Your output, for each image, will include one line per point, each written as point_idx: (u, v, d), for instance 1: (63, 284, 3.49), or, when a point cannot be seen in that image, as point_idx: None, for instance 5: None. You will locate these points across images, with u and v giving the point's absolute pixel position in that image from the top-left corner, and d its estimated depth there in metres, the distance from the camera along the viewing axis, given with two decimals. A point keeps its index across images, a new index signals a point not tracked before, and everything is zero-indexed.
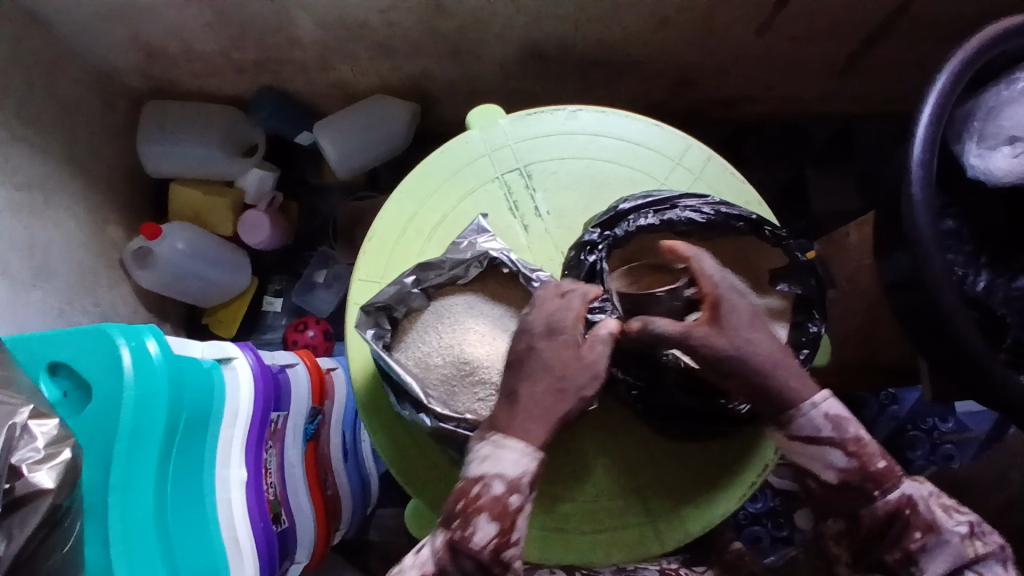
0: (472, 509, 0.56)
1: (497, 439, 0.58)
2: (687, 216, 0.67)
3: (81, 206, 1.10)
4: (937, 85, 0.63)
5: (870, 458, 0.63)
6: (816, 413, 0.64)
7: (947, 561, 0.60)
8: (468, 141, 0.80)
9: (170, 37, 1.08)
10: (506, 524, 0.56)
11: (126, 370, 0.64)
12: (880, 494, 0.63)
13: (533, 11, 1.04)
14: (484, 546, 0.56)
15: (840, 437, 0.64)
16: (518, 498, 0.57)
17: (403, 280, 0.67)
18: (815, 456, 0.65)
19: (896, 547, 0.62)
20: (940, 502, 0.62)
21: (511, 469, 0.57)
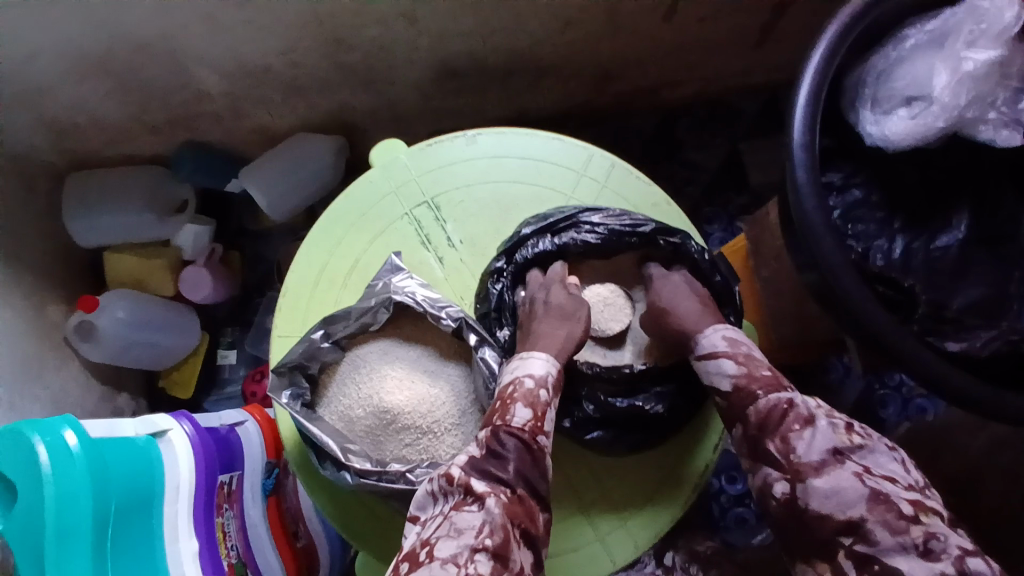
0: (509, 399, 0.60)
1: (526, 352, 0.64)
2: (582, 238, 0.69)
3: (17, 292, 1.08)
4: (813, 61, 0.66)
5: (757, 367, 0.66)
6: (714, 334, 0.68)
7: (825, 449, 0.59)
8: (370, 181, 0.79)
9: (75, 112, 1.06)
10: (540, 412, 0.60)
11: (45, 467, 0.62)
12: (762, 393, 0.64)
13: (434, 31, 1.02)
14: (524, 426, 0.58)
15: (734, 351, 0.67)
16: (548, 392, 0.61)
17: (311, 336, 0.66)
18: (714, 372, 0.67)
19: (775, 435, 0.61)
20: (819, 406, 0.63)
21: (538, 369, 0.62)
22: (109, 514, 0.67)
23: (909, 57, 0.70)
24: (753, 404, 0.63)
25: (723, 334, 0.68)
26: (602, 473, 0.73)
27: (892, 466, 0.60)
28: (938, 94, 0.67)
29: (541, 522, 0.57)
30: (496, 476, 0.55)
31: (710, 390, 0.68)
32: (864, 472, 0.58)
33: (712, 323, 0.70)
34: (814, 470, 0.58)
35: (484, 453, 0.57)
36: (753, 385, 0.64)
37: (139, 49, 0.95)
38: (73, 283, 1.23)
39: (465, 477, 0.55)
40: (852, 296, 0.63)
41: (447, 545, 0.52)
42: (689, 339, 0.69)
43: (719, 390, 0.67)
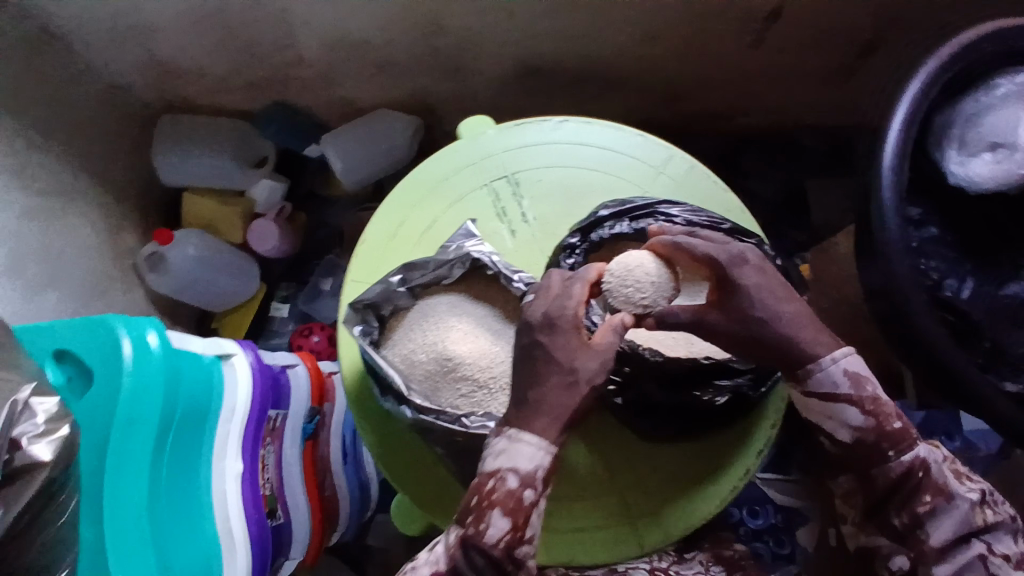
0: (487, 502, 0.57)
1: (514, 430, 0.59)
2: (659, 226, 0.69)
3: (98, 214, 1.16)
4: (909, 93, 0.68)
5: (887, 417, 0.62)
6: (837, 367, 0.61)
7: (958, 531, 0.61)
8: (458, 151, 0.83)
9: (183, 57, 1.14)
10: (518, 521, 0.57)
11: (127, 358, 0.66)
12: (894, 455, 0.62)
13: (528, 27, 1.07)
14: (497, 540, 0.56)
15: (858, 395, 0.62)
16: (533, 492, 0.57)
17: (389, 279, 0.70)
18: (831, 413, 0.63)
19: (903, 509, 0.62)
20: (953, 472, 0.63)
21: (526, 463, 0.57)
22: (172, 416, 0.71)
23: (997, 106, 0.72)
24: (886, 462, 0.62)
25: (846, 367, 0.62)
26: (642, 459, 0.75)
27: (1008, 541, 0.63)
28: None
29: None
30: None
31: (819, 429, 0.64)
32: (988, 555, 0.61)
33: (833, 350, 0.62)
34: (938, 552, 0.61)
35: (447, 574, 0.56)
36: (881, 441, 0.62)
37: (253, 5, 1.02)
38: (149, 215, 1.31)
39: None
40: (919, 316, 0.64)
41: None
42: (804, 369, 0.62)
43: (837, 432, 0.63)
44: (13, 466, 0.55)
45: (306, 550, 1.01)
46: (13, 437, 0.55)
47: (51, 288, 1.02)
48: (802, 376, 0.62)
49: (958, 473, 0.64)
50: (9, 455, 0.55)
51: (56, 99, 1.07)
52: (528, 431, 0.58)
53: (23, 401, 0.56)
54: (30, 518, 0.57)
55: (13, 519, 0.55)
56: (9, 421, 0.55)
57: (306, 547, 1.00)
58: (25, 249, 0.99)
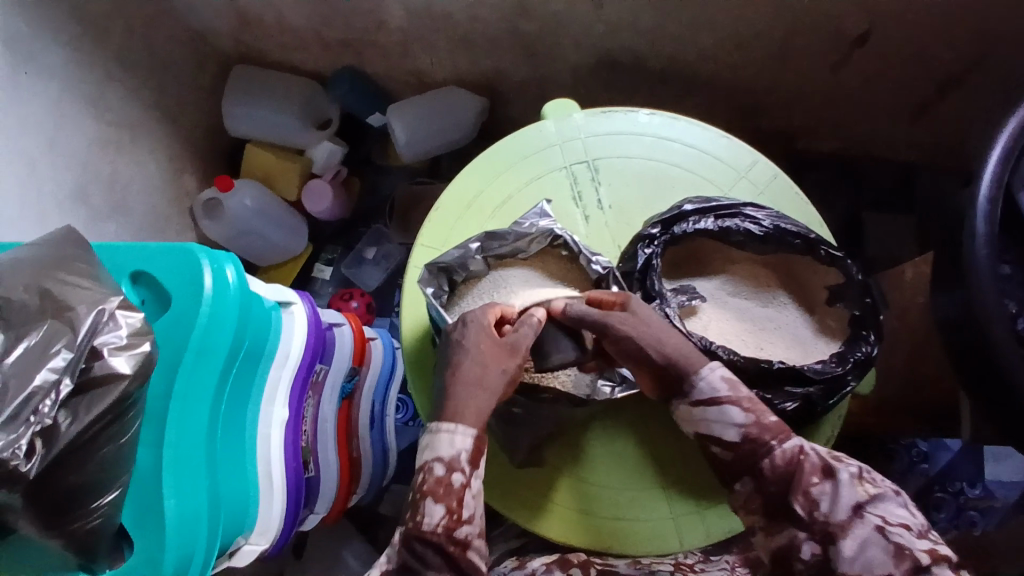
0: (420, 494, 0.59)
1: (436, 424, 0.61)
2: (745, 227, 0.70)
3: (163, 152, 1.17)
4: (1009, 128, 0.68)
5: (764, 414, 0.62)
6: (712, 375, 0.63)
7: (849, 504, 0.58)
8: (542, 131, 0.83)
9: (268, 8, 1.15)
10: (451, 503, 0.59)
11: (206, 288, 0.66)
12: (778, 444, 0.62)
13: (614, 21, 1.08)
14: (435, 528, 0.58)
15: (737, 396, 0.63)
16: (461, 475, 0.60)
17: (468, 245, 0.72)
18: (718, 421, 0.63)
19: (797, 493, 0.60)
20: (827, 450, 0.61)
21: (448, 448, 0.60)
22: (237, 353, 0.71)
23: None
24: (769, 454, 0.61)
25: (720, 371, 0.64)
26: (690, 457, 0.75)
27: (903, 512, 0.58)
28: None
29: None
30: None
31: (708, 437, 0.64)
32: (887, 526, 0.57)
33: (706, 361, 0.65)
34: (840, 530, 0.58)
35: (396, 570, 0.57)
36: (763, 435, 0.62)
37: None
38: (210, 162, 1.32)
39: None
40: (995, 350, 0.64)
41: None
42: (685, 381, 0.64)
43: (726, 443, 0.63)
44: (89, 376, 0.56)
45: (330, 507, 1.02)
46: (94, 347, 0.56)
47: (112, 219, 1.04)
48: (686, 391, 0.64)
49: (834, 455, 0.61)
50: (87, 364, 0.56)
51: (140, 33, 1.09)
52: (448, 420, 0.61)
53: (109, 312, 0.58)
54: (95, 432, 0.56)
55: (82, 429, 0.54)
56: (90, 331, 0.56)
57: (330, 504, 1.01)
58: (94, 175, 1.00)
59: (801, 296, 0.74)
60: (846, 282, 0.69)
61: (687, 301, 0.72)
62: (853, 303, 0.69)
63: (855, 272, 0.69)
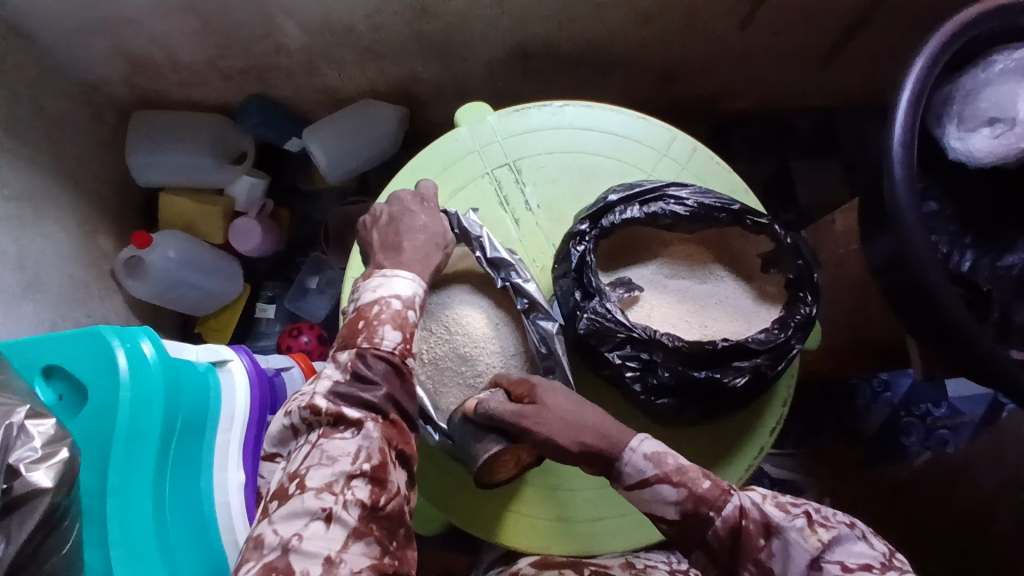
0: (375, 320, 0.62)
1: (387, 271, 0.66)
2: (670, 210, 0.69)
3: (71, 217, 1.10)
4: (915, 70, 0.67)
5: (694, 481, 0.61)
6: (636, 457, 0.62)
7: (803, 562, 0.57)
8: (457, 139, 0.80)
9: (157, 48, 1.08)
10: (408, 333, 0.63)
11: (122, 369, 0.64)
12: (716, 515, 0.60)
13: (518, 12, 1.06)
14: (393, 349, 0.61)
15: (664, 471, 0.62)
16: (416, 309, 0.64)
17: None
18: (652, 499, 0.62)
19: (746, 559, 0.59)
20: (766, 499, 0.60)
21: (405, 289, 0.65)
22: (173, 427, 0.68)
23: (996, 81, 0.72)
24: (711, 524, 0.60)
25: (646, 450, 0.63)
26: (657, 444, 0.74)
27: (863, 547, 0.57)
28: (1022, 117, 0.71)
29: (413, 440, 0.61)
30: (365, 400, 0.58)
31: (654, 514, 0.63)
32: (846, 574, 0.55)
33: (630, 438, 0.64)
34: None
35: (347, 379, 0.60)
36: (700, 507, 0.60)
37: None
38: (126, 218, 1.25)
39: (335, 406, 0.58)
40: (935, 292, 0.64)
41: (318, 475, 0.56)
42: (615, 467, 0.64)
43: (665, 517, 0.62)
44: (13, 496, 0.54)
45: None
46: (10, 464, 0.54)
47: (28, 299, 0.97)
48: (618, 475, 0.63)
49: (779, 500, 0.61)
50: (7, 484, 0.53)
51: (23, 93, 1.01)
52: (402, 267, 0.66)
53: (18, 425, 0.56)
54: (32, 551, 0.55)
55: (18, 549, 0.54)
56: (4, 447, 0.54)
57: None
58: None
59: (737, 267, 0.74)
60: (777, 248, 0.69)
61: (626, 293, 0.71)
62: (787, 267, 0.69)
63: (783, 236, 0.68)
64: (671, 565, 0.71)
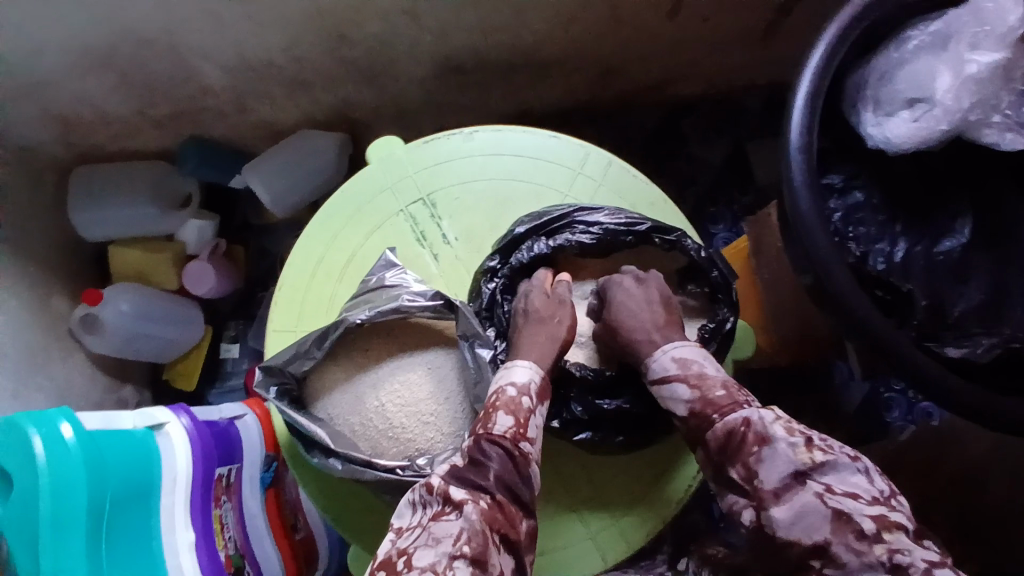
0: (492, 407, 0.63)
1: (510, 361, 0.67)
2: (576, 240, 0.71)
3: (22, 284, 1.10)
4: (812, 62, 0.66)
5: (709, 388, 0.67)
6: (665, 356, 0.70)
7: (787, 470, 0.60)
8: (368, 177, 0.79)
9: (83, 105, 1.07)
10: (522, 418, 0.62)
11: (40, 457, 0.64)
12: (719, 417, 0.65)
13: (437, 28, 1.03)
14: (506, 433, 0.61)
15: (685, 373, 0.69)
16: (531, 398, 0.64)
17: (300, 342, 0.66)
18: (669, 396, 0.70)
19: (738, 461, 0.63)
20: (777, 419, 0.63)
21: (522, 376, 0.65)
22: (104, 503, 0.68)
23: (911, 59, 0.68)
24: (711, 427, 0.66)
25: (674, 354, 0.70)
26: (594, 469, 0.76)
27: (856, 480, 0.60)
28: (941, 97, 0.65)
29: (522, 528, 0.59)
30: (474, 483, 0.57)
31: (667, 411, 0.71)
32: (827, 492, 0.58)
33: (665, 342, 0.71)
34: (774, 495, 0.60)
35: (465, 462, 0.59)
36: (708, 409, 0.66)
37: (144, 43, 0.96)
38: (79, 275, 1.25)
39: (445, 485, 0.57)
40: (848, 300, 0.62)
41: (425, 554, 0.53)
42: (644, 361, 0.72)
43: (676, 414, 0.69)
44: None
45: None
46: None
47: None
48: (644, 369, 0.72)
49: (790, 423, 0.63)
50: None
51: None
52: (523, 353, 0.67)
53: None
54: None
55: None
56: None
57: None
58: None
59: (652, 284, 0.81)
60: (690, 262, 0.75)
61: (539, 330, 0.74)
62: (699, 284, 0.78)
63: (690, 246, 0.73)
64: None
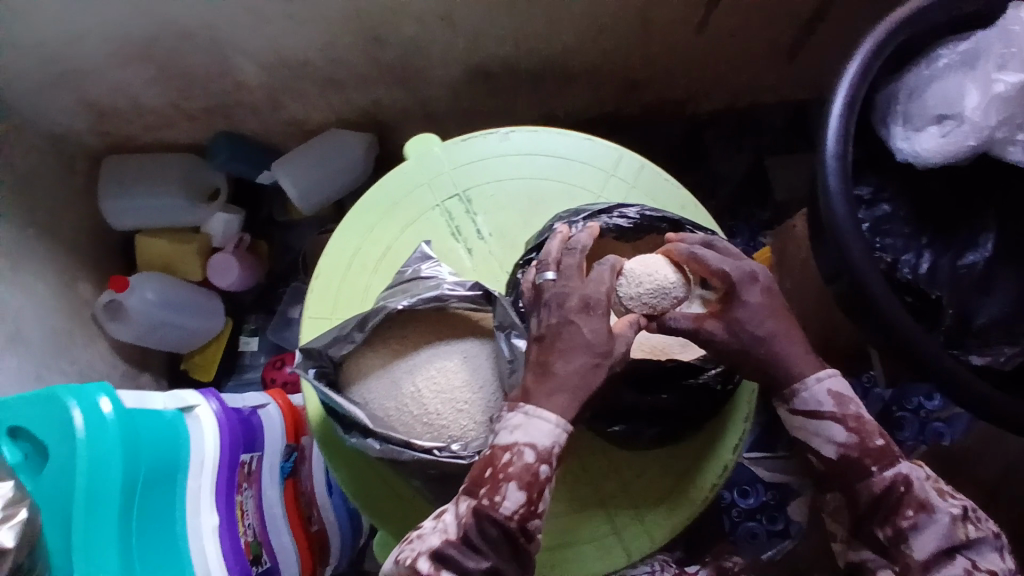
0: (502, 474, 0.59)
1: (530, 409, 0.61)
2: (613, 222, 0.72)
3: (49, 268, 1.11)
4: (848, 75, 0.68)
5: (869, 435, 0.64)
6: (821, 390, 0.65)
7: (942, 542, 0.61)
8: (406, 173, 0.81)
9: (118, 96, 1.09)
10: (533, 492, 0.59)
11: (79, 429, 0.65)
12: (877, 471, 0.64)
13: (471, 33, 1.06)
14: (511, 513, 0.59)
15: (842, 413, 0.65)
16: (549, 466, 0.60)
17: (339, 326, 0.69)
18: (814, 430, 0.66)
19: (886, 522, 0.63)
20: (932, 484, 0.63)
21: (542, 439, 0.60)
22: (136, 482, 0.69)
23: (941, 76, 0.71)
24: (868, 480, 0.64)
25: (829, 387, 0.66)
26: (619, 466, 0.77)
27: (995, 556, 0.62)
28: (969, 113, 0.68)
29: None
30: (463, 570, 0.56)
31: (807, 445, 0.67)
32: (974, 569, 0.60)
33: (817, 371, 0.66)
34: (923, 565, 0.60)
35: (460, 541, 0.58)
36: (863, 457, 0.64)
37: (183, 37, 0.99)
38: (105, 263, 1.27)
39: (435, 570, 0.57)
40: (875, 306, 0.64)
41: None
42: (791, 390, 0.66)
43: (821, 451, 0.66)
44: None
45: None
46: None
47: (9, 353, 0.98)
48: (787, 397, 0.66)
49: (940, 487, 0.64)
50: None
51: None
52: (547, 407, 0.61)
53: None
54: None
55: None
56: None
57: None
58: None
59: None
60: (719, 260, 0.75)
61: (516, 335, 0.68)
62: None
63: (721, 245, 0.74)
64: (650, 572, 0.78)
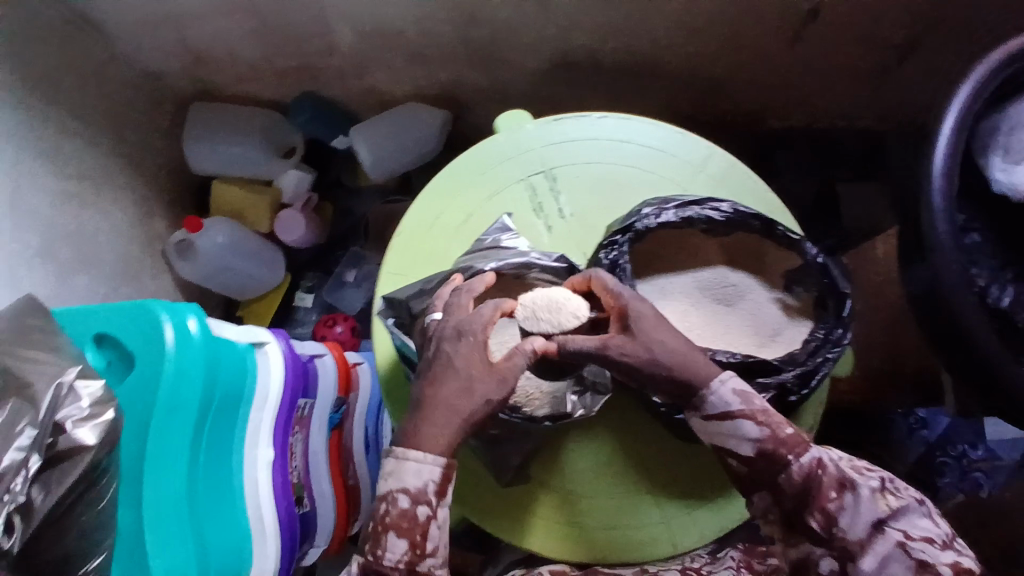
0: (383, 526, 0.61)
1: (399, 453, 0.61)
2: (705, 214, 0.74)
3: (129, 199, 1.16)
4: (960, 98, 0.67)
5: (778, 425, 0.64)
6: (724, 389, 0.64)
7: (870, 521, 0.60)
8: (496, 145, 0.83)
9: (214, 44, 1.14)
10: (414, 537, 0.61)
11: (169, 343, 0.68)
12: (794, 459, 0.63)
13: (563, 21, 1.07)
14: (397, 563, 0.60)
15: (749, 409, 0.64)
16: (427, 505, 0.61)
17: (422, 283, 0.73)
18: (729, 434, 0.64)
19: (815, 509, 0.61)
20: (844, 462, 0.63)
21: (413, 481, 0.60)
22: (210, 404, 0.72)
23: None
24: (787, 469, 0.63)
25: (732, 385, 0.64)
26: (674, 457, 0.78)
27: (925, 522, 0.60)
28: None
29: None
30: None
31: (725, 450, 0.65)
32: (907, 542, 0.59)
33: (717, 373, 0.65)
34: (859, 546, 0.60)
35: None
36: (779, 450, 0.63)
37: None
38: (179, 202, 1.32)
39: None
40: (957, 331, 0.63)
41: None
42: (698, 395, 0.64)
43: (742, 453, 0.64)
44: (57, 450, 0.56)
45: (330, 537, 1.02)
46: (59, 421, 0.56)
47: (85, 272, 1.03)
48: (697, 403, 0.65)
49: (854, 464, 0.64)
50: (54, 438, 0.56)
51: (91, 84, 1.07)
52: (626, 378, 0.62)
53: (69, 384, 0.57)
54: (63, 510, 0.56)
55: (55, 502, 0.55)
56: (54, 404, 0.56)
57: (330, 534, 1.02)
58: (59, 233, 0.98)
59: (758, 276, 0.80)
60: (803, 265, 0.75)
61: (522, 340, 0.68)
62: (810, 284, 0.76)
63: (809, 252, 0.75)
64: (684, 563, 0.76)
